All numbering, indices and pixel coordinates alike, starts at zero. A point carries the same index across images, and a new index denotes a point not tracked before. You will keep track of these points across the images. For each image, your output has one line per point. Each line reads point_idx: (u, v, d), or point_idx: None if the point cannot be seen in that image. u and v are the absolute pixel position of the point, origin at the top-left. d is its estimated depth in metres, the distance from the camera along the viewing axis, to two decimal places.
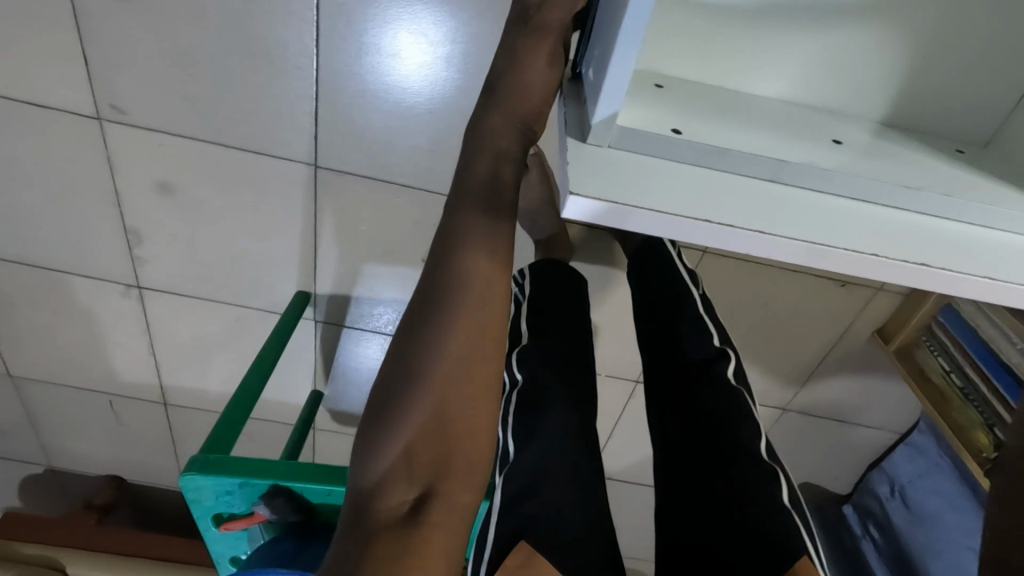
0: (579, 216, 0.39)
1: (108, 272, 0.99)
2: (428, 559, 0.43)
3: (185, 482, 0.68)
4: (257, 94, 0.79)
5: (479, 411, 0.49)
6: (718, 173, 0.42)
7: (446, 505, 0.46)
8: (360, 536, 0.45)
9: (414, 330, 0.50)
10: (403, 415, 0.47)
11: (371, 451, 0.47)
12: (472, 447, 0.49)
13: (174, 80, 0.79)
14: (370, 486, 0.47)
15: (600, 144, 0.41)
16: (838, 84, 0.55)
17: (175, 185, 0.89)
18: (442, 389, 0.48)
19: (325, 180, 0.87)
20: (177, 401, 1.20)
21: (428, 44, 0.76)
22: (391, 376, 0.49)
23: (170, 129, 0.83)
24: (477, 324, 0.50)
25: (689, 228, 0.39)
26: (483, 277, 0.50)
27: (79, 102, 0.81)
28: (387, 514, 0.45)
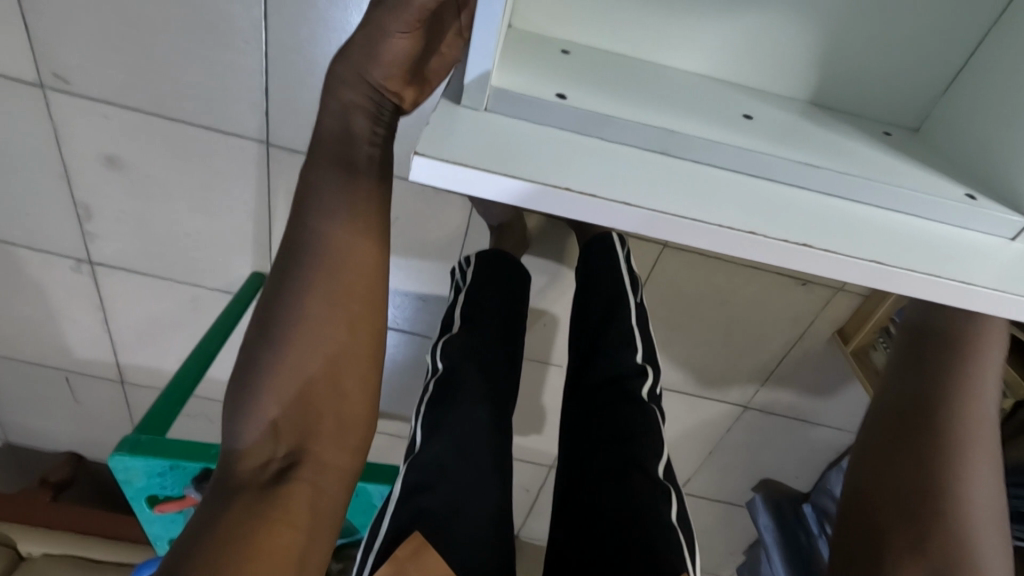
0: (428, 178, 0.35)
1: (58, 246, 0.97)
2: (290, 512, 0.47)
3: (115, 462, 0.66)
4: (205, 66, 0.77)
5: (351, 382, 0.51)
6: (596, 140, 0.39)
7: (312, 467, 0.49)
8: (225, 493, 0.48)
9: (276, 300, 0.49)
10: (267, 382, 0.49)
11: (237, 417, 0.49)
12: (337, 410, 0.51)
13: (119, 49, 0.76)
14: (237, 447, 0.49)
15: (476, 106, 0.39)
16: (765, 64, 0.52)
17: (124, 159, 0.87)
18: (307, 361, 0.49)
19: (278, 160, 0.85)
20: (135, 379, 1.18)
21: None
22: (255, 346, 0.50)
23: (116, 100, 0.81)
24: (345, 302, 0.50)
25: (550, 198, 0.35)
26: (347, 264, 0.49)
27: (21, 69, 0.78)
28: (252, 474, 0.49)
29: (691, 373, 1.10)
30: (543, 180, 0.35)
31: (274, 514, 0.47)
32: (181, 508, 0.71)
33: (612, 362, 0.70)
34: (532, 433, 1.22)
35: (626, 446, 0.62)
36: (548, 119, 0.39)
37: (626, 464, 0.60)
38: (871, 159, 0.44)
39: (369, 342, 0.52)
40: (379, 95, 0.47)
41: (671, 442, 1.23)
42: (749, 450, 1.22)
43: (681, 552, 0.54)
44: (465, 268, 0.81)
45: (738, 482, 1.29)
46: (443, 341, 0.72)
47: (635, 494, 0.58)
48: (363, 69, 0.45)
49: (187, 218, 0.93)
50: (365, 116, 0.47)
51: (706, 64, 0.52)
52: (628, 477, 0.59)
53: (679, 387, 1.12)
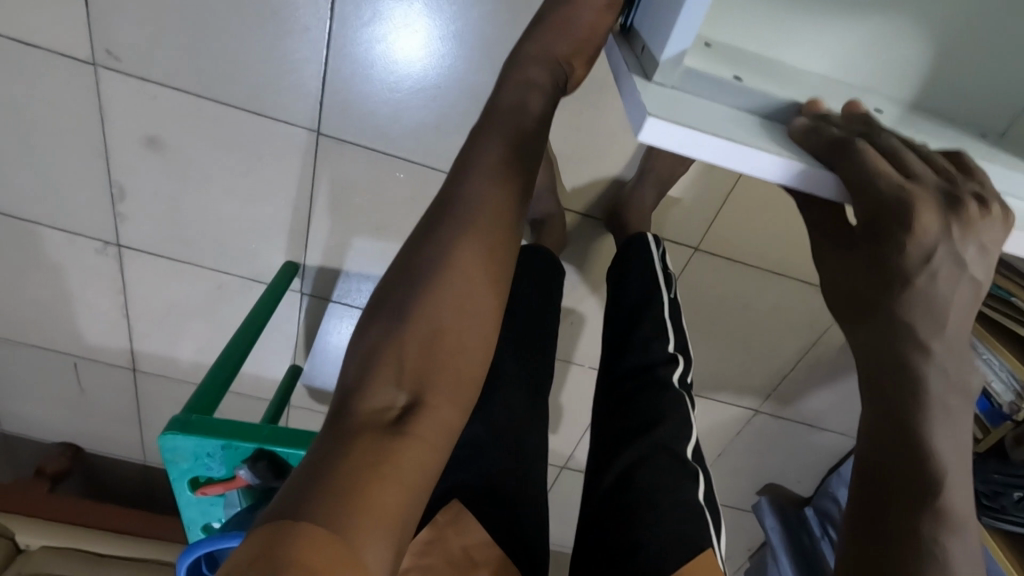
0: (653, 138, 0.45)
1: (86, 227, 0.95)
2: (405, 460, 0.45)
3: (164, 441, 0.66)
4: (263, 52, 0.78)
5: (472, 339, 0.52)
6: (751, 114, 0.49)
7: (428, 419, 0.48)
8: (342, 431, 0.46)
9: (417, 248, 0.54)
10: (404, 322, 0.51)
11: (368, 352, 0.50)
12: (461, 361, 0.52)
13: (178, 31, 0.77)
14: (355, 389, 0.49)
15: (665, 83, 0.47)
16: (871, 67, 0.57)
17: (167, 141, 0.86)
18: (440, 306, 0.52)
19: (325, 148, 0.86)
20: (146, 367, 1.16)
21: (447, 33, 0.77)
22: (393, 284, 0.53)
23: (168, 81, 0.81)
24: (482, 257, 0.54)
25: (724, 148, 0.45)
26: (493, 216, 0.54)
27: (73, 45, 0.77)
28: (371, 415, 0.47)
29: (706, 376, 1.13)
30: (726, 137, 0.45)
31: (391, 459, 0.45)
32: (225, 491, 0.69)
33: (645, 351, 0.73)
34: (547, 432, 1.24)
35: (650, 431, 0.66)
36: (719, 93, 0.48)
37: (652, 451, 0.64)
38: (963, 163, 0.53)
39: (491, 301, 0.54)
40: (560, 67, 0.60)
41: None
42: (756, 455, 1.26)
43: (708, 532, 0.60)
44: None
45: (742, 486, 1.33)
46: None
47: (660, 476, 0.63)
48: (547, 43, 0.59)
49: (224, 203, 0.92)
50: (541, 90, 0.58)
51: (828, 63, 0.57)
52: (652, 459, 0.63)
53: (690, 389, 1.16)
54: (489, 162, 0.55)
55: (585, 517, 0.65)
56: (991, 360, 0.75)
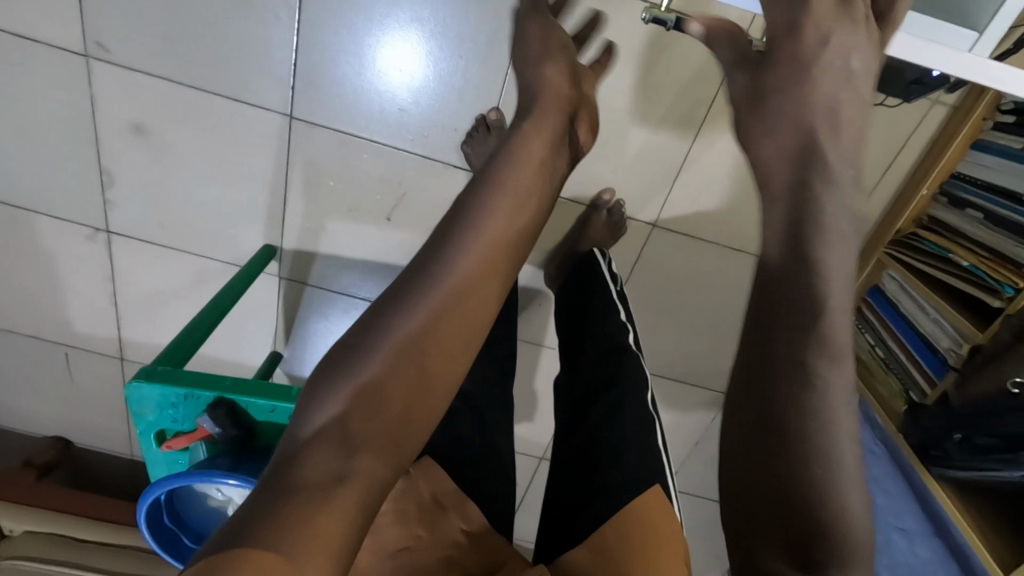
0: None
1: (77, 214, 1.01)
2: (337, 510, 0.40)
3: (130, 391, 0.69)
4: (237, 42, 0.85)
5: (418, 409, 0.49)
6: None
7: (369, 474, 0.43)
8: (279, 485, 0.41)
9: (391, 308, 0.52)
10: (360, 388, 0.47)
11: (322, 397, 0.46)
12: (422, 408, 0.49)
13: (161, 23, 0.84)
14: (305, 442, 0.44)
15: None
16: None
17: (151, 128, 0.93)
18: (416, 354, 0.50)
19: (298, 132, 0.92)
20: (134, 357, 1.20)
21: (408, 19, 0.83)
22: (377, 319, 0.51)
23: (151, 70, 0.88)
24: (451, 328, 0.52)
25: None
26: (487, 252, 0.56)
27: (67, 38, 0.85)
28: (313, 469, 0.42)
29: (676, 358, 1.14)
30: None
31: (323, 511, 0.40)
32: (189, 444, 0.72)
33: (613, 326, 0.77)
34: (524, 421, 1.25)
35: (618, 391, 0.69)
36: None
37: (616, 403, 0.68)
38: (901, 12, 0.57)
39: (446, 375, 0.51)
40: None
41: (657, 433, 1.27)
42: None
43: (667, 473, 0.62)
44: None
45: None
46: None
47: (626, 426, 0.65)
48: None
49: (207, 188, 0.98)
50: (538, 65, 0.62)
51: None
52: (617, 411, 0.67)
53: (669, 373, 1.17)
54: (489, 231, 0.56)
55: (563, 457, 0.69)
56: (940, 320, 0.80)
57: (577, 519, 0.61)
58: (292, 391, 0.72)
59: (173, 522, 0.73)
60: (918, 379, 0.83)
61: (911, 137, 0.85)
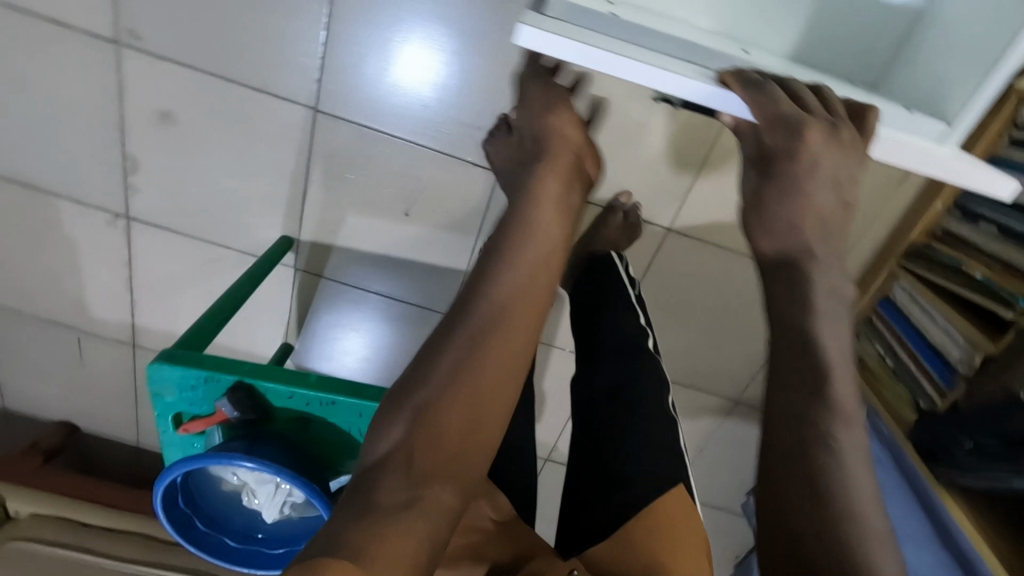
0: (530, 44, 0.49)
1: (98, 199, 1.03)
2: (410, 535, 0.40)
3: (151, 371, 0.70)
4: (266, 34, 0.87)
5: (475, 443, 0.47)
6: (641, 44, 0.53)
7: (437, 501, 0.43)
8: (353, 508, 0.42)
9: (453, 332, 0.52)
10: (425, 417, 0.46)
11: (385, 423, 0.47)
12: (483, 432, 0.48)
13: (192, 14, 0.86)
14: (376, 474, 0.44)
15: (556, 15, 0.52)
16: (748, 21, 0.65)
17: (176, 116, 0.94)
18: (477, 375, 0.49)
19: (321, 125, 0.94)
20: (146, 343, 1.21)
21: (436, 17, 0.85)
22: (435, 346, 0.51)
23: (179, 59, 0.89)
24: (504, 351, 0.51)
25: (618, 64, 0.50)
26: (531, 277, 0.56)
27: (100, 25, 0.86)
28: (386, 494, 0.42)
29: (684, 363, 1.15)
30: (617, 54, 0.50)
31: (397, 530, 0.40)
32: (207, 428, 0.73)
33: (630, 327, 0.79)
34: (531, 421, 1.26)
35: (636, 394, 0.70)
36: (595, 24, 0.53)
37: (635, 400, 0.69)
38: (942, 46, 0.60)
39: (505, 401, 0.50)
40: None
41: None
42: (739, 452, 1.27)
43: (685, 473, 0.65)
44: None
45: (726, 484, 1.33)
46: None
47: (645, 426, 0.67)
48: None
49: (227, 177, 0.99)
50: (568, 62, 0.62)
51: (710, 20, 0.66)
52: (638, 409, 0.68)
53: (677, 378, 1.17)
54: (530, 259, 0.57)
55: (577, 453, 0.70)
56: (949, 330, 0.81)
57: (592, 513, 0.62)
58: (309, 378, 0.73)
59: (186, 505, 0.73)
60: (928, 389, 0.83)
61: None
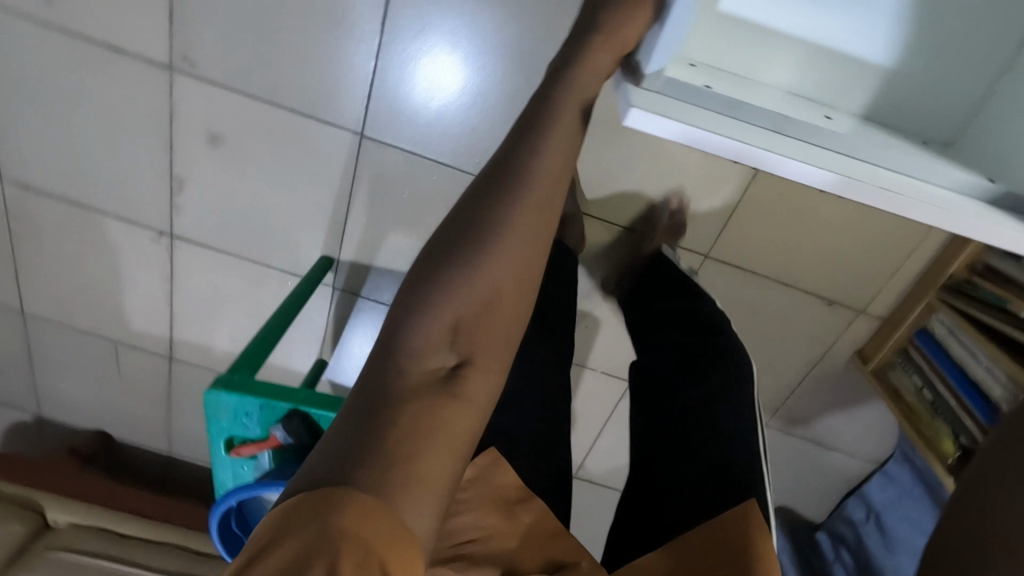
0: (637, 122, 0.54)
1: (144, 216, 1.05)
2: (454, 417, 0.47)
3: (209, 397, 0.72)
4: (318, 63, 0.88)
5: (500, 329, 0.54)
6: (732, 118, 0.55)
7: (475, 379, 0.51)
8: (396, 390, 0.48)
9: (471, 229, 0.55)
10: (443, 306, 0.52)
11: (417, 317, 0.52)
12: (506, 321, 0.55)
13: (246, 42, 0.87)
14: (399, 357, 0.50)
15: (651, 88, 0.56)
16: (827, 79, 0.61)
17: (225, 140, 0.96)
18: (498, 271, 0.54)
19: (367, 150, 0.95)
20: (182, 356, 1.23)
21: (480, 45, 0.86)
22: (449, 241, 0.56)
23: (231, 84, 0.91)
24: (521, 251, 0.56)
25: (714, 141, 0.54)
26: (550, 178, 0.58)
27: (156, 51, 0.88)
28: (425, 376, 0.49)
29: None
30: (722, 134, 0.54)
31: (443, 413, 0.47)
32: (259, 452, 0.74)
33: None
34: None
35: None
36: (698, 99, 0.55)
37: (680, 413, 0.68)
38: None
39: (523, 298, 0.57)
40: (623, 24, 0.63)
41: None
42: (767, 475, 1.27)
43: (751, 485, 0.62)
44: None
45: None
46: None
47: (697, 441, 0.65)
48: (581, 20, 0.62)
49: (271, 198, 1.01)
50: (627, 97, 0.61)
51: (788, 78, 0.61)
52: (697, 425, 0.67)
53: None
54: (548, 162, 0.58)
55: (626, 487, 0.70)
56: (991, 367, 0.81)
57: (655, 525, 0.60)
58: None
59: (238, 527, 0.74)
60: (969, 424, 0.84)
61: None
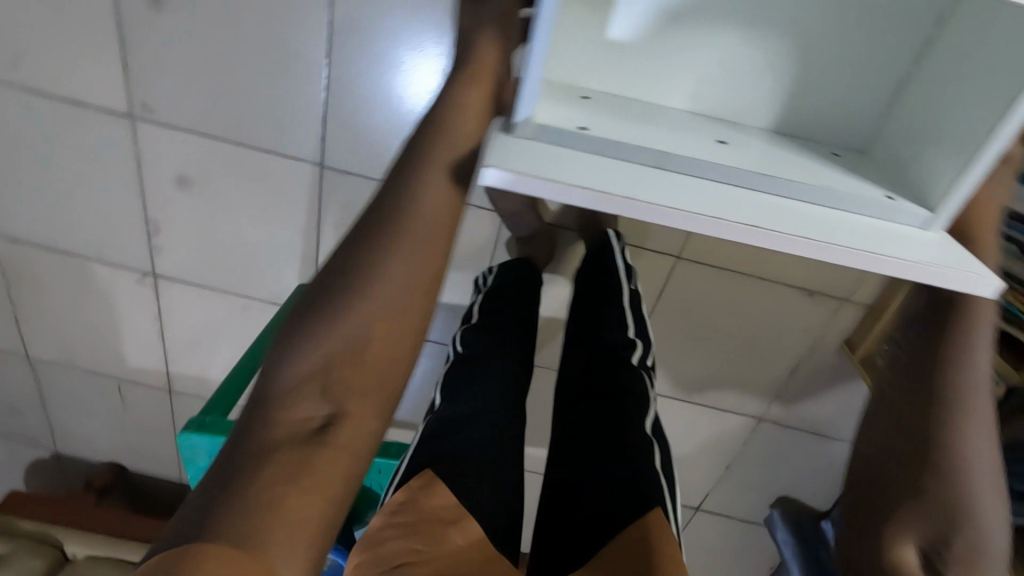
0: (498, 183, 0.43)
1: (127, 259, 1.08)
2: (325, 468, 0.50)
3: (183, 439, 0.74)
4: (270, 99, 0.89)
5: (378, 370, 0.56)
6: (609, 159, 0.48)
7: (348, 428, 0.53)
8: (268, 435, 0.52)
9: (347, 270, 0.57)
10: (315, 349, 0.56)
11: (292, 357, 0.55)
12: (385, 361, 0.57)
13: (198, 85, 0.89)
14: (281, 396, 0.55)
15: (521, 136, 0.48)
16: (726, 97, 0.63)
17: (192, 180, 0.98)
18: (373, 314, 0.56)
19: (329, 179, 0.96)
20: (181, 388, 1.27)
21: (430, 67, 0.85)
22: (328, 281, 0.58)
23: (190, 127, 0.93)
24: (399, 293, 0.57)
25: (577, 193, 0.43)
26: (434, 217, 0.56)
27: (115, 101, 0.91)
28: (297, 421, 0.53)
29: (704, 384, 1.15)
30: (587, 188, 0.43)
31: (311, 463, 0.50)
32: None
33: (611, 332, 0.75)
34: None
35: (629, 407, 0.66)
36: (568, 145, 0.48)
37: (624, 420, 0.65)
38: (924, 107, 0.55)
39: (407, 338, 0.57)
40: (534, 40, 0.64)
41: (686, 456, 1.27)
42: (768, 468, 1.25)
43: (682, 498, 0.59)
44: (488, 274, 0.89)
45: (756, 499, 1.31)
46: (461, 328, 0.78)
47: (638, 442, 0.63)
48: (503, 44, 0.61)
49: (244, 233, 1.03)
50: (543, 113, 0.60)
51: (687, 101, 0.63)
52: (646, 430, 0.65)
53: (698, 399, 1.17)
54: (428, 200, 0.56)
55: None
56: None
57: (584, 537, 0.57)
58: None
59: None
60: None
61: None
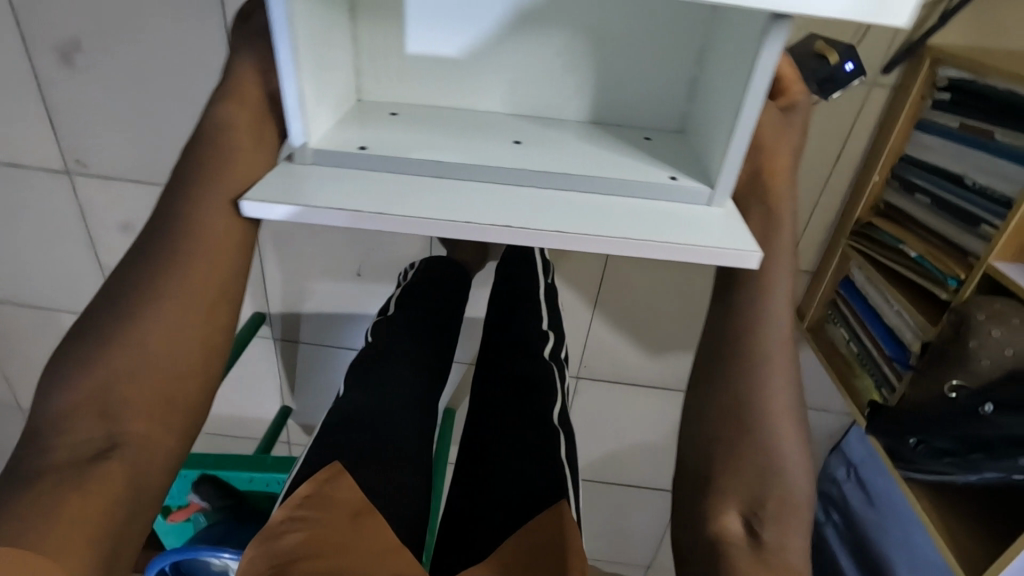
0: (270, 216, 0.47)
1: None
2: (102, 494, 0.46)
3: None
4: None
5: (171, 383, 0.52)
6: (386, 173, 0.51)
7: (132, 448, 0.49)
8: (30, 472, 0.47)
9: (121, 293, 0.52)
10: (83, 374, 0.50)
11: (57, 386, 0.50)
12: (175, 373, 0.52)
13: (122, 135, 0.93)
14: (44, 432, 0.49)
15: (306, 162, 0.52)
16: (538, 94, 0.64)
17: (135, 226, 1.02)
18: (150, 331, 0.51)
19: None
20: None
21: None
22: (103, 303, 0.53)
23: (123, 175, 0.97)
24: (180, 313, 0.52)
25: (328, 215, 0.46)
26: (213, 237, 0.52)
27: (51, 160, 0.95)
28: (70, 450, 0.48)
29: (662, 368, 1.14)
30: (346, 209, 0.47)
31: (85, 493, 0.46)
32: (189, 516, 0.81)
33: (528, 330, 0.77)
34: None
35: (537, 398, 0.68)
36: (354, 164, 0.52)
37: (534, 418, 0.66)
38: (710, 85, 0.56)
39: (197, 352, 0.53)
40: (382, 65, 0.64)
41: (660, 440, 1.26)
42: None
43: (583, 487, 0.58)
44: (408, 272, 0.89)
45: None
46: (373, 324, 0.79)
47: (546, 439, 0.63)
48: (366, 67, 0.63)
49: None
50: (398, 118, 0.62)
51: (502, 103, 0.65)
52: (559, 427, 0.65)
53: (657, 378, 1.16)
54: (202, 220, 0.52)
55: None
56: (904, 314, 0.78)
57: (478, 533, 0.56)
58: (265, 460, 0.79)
59: None
60: (888, 374, 0.80)
61: (858, 121, 0.82)
